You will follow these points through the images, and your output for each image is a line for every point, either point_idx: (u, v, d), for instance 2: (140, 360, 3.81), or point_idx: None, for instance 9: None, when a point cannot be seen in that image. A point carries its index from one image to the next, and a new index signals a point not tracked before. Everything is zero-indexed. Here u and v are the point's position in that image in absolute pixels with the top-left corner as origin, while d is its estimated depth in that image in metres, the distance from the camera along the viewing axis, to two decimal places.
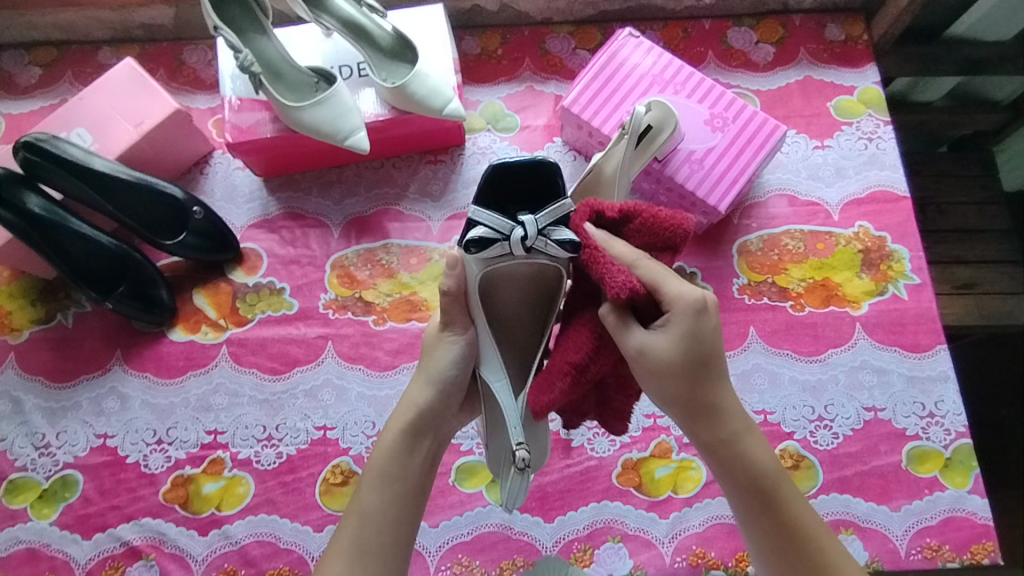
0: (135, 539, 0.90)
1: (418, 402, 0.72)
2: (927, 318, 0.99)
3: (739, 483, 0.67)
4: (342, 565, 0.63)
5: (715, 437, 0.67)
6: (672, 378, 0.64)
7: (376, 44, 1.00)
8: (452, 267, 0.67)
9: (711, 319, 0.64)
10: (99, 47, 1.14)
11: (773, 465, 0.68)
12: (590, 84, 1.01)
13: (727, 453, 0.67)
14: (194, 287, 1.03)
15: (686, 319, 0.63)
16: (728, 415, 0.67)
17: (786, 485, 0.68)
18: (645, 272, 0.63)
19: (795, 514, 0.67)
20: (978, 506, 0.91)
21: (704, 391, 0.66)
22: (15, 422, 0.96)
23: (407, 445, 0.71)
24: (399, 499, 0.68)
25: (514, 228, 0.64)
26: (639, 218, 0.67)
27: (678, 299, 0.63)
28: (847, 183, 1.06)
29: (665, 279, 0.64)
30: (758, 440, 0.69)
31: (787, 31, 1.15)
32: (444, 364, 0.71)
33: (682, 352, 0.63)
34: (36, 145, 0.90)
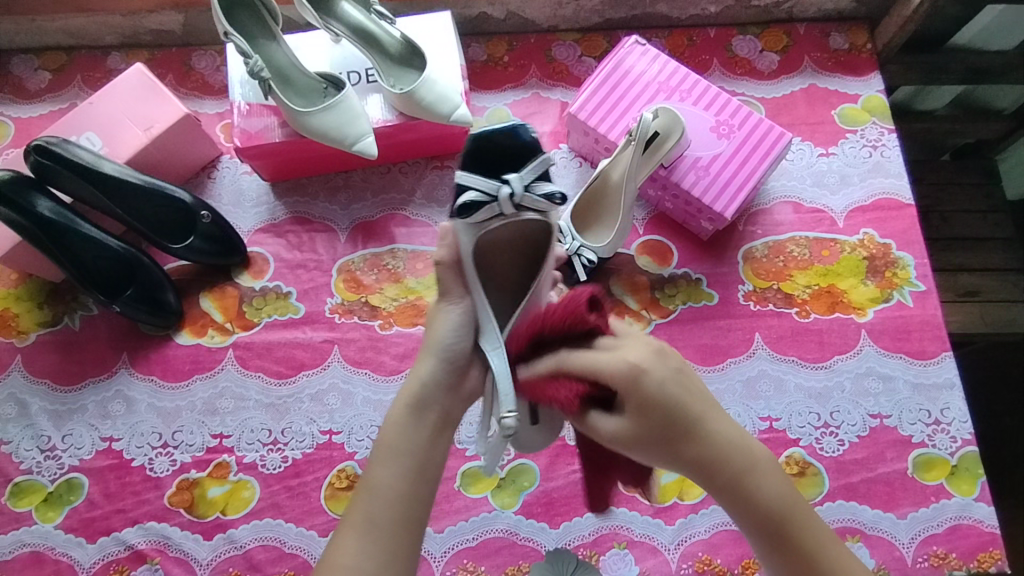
0: (140, 543, 0.90)
1: (423, 375, 0.69)
2: (932, 325, 0.99)
3: (752, 526, 0.61)
4: (354, 539, 0.59)
5: (720, 484, 0.61)
6: (648, 448, 0.61)
7: (384, 50, 1.01)
8: (444, 237, 0.70)
9: (656, 371, 0.60)
10: (108, 52, 1.15)
11: (786, 497, 0.61)
12: (596, 90, 1.02)
13: (733, 496, 0.61)
14: (200, 291, 1.03)
15: (630, 391, 0.60)
16: (723, 458, 0.60)
17: (803, 516, 0.61)
18: (574, 363, 0.62)
19: (818, 544, 0.60)
20: (985, 513, 0.90)
21: (685, 450, 0.60)
22: (21, 425, 0.96)
23: (414, 418, 0.67)
24: (413, 472, 0.64)
25: (502, 188, 0.66)
26: (543, 327, 0.66)
27: (616, 373, 0.60)
28: (852, 190, 1.07)
29: (602, 358, 0.62)
30: (766, 473, 0.61)
31: (792, 39, 1.16)
32: (445, 334, 0.70)
33: (643, 428, 0.60)
34: (47, 149, 0.91)
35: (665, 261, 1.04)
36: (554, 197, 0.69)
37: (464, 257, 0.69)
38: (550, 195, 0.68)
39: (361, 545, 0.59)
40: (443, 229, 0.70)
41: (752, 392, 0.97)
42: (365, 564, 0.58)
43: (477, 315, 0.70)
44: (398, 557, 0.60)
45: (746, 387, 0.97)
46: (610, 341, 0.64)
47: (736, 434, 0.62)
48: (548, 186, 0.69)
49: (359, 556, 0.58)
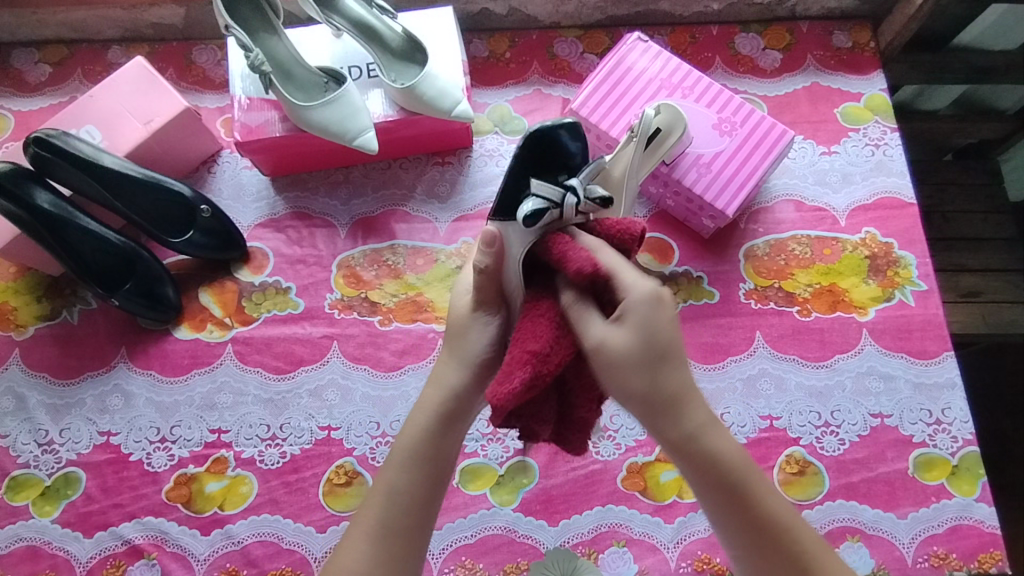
0: (137, 538, 0.90)
1: (451, 385, 0.64)
2: (933, 324, 0.99)
3: (705, 479, 0.59)
4: (365, 543, 0.59)
5: (680, 432, 0.59)
6: (634, 372, 0.57)
7: (386, 45, 1.00)
8: (491, 243, 0.62)
9: (663, 307, 0.60)
10: (109, 45, 1.15)
11: (738, 454, 0.60)
12: (598, 87, 1.01)
13: (688, 444, 0.59)
14: (200, 285, 1.03)
15: (639, 308, 0.58)
16: (691, 407, 0.59)
17: (756, 477, 0.60)
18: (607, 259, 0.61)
19: (765, 507, 0.60)
20: (986, 514, 0.90)
21: (665, 378, 0.58)
22: (19, 419, 0.96)
23: (443, 428, 0.64)
24: (427, 479, 0.62)
25: (567, 196, 0.64)
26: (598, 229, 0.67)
27: (626, 283, 0.60)
28: (855, 189, 1.06)
29: (622, 268, 0.61)
30: (723, 428, 0.60)
31: (795, 37, 1.16)
32: (478, 344, 0.65)
33: (637, 344, 0.58)
34: (47, 141, 0.91)
35: (667, 258, 1.04)
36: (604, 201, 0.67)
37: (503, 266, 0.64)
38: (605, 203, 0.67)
39: (369, 548, 0.59)
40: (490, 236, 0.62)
41: (752, 391, 0.96)
42: (372, 569, 0.59)
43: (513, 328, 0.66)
44: (405, 562, 0.60)
45: (746, 385, 0.96)
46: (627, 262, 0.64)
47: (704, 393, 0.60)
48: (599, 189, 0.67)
49: (369, 560, 0.59)
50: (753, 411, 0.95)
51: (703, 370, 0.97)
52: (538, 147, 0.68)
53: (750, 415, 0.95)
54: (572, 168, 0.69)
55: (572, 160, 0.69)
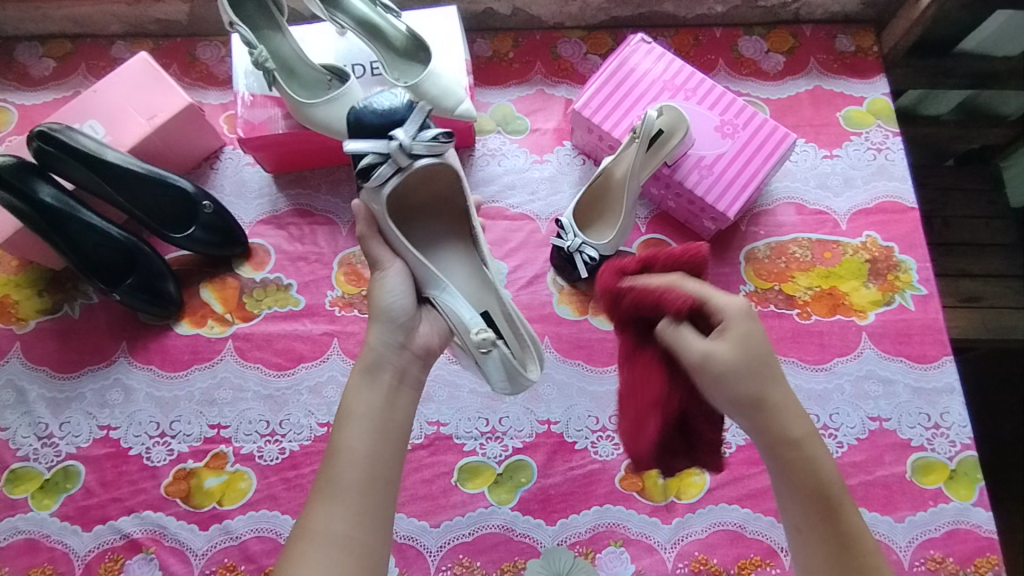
0: (135, 532, 0.90)
1: (371, 343, 0.71)
2: (933, 329, 0.99)
3: (800, 489, 0.63)
4: (325, 505, 0.60)
5: (783, 433, 0.63)
6: (740, 381, 0.62)
7: (389, 43, 1.00)
8: (360, 211, 0.75)
9: (757, 328, 0.65)
10: (113, 41, 1.15)
11: (837, 471, 0.64)
12: (601, 88, 1.01)
13: (791, 451, 0.63)
14: (201, 281, 1.03)
15: (740, 323, 0.64)
16: (796, 418, 0.64)
17: (846, 497, 0.63)
18: (691, 286, 0.66)
19: (853, 524, 0.62)
20: (983, 518, 0.90)
21: (770, 392, 0.63)
22: (19, 412, 0.96)
23: (368, 380, 0.68)
24: (375, 436, 0.65)
25: (391, 141, 0.72)
26: (658, 262, 0.70)
27: (731, 303, 0.65)
28: (856, 193, 1.06)
29: (712, 292, 0.66)
30: (824, 444, 0.64)
31: (798, 40, 1.16)
32: (387, 297, 0.72)
33: (745, 355, 0.63)
34: (50, 135, 0.91)
35: None
36: (441, 136, 0.74)
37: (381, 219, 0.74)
38: (438, 137, 0.73)
39: (331, 508, 0.60)
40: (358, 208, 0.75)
41: None
42: (335, 524, 0.59)
43: (416, 269, 0.74)
44: (371, 515, 0.61)
45: None
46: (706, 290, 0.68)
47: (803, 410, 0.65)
48: (432, 129, 0.74)
49: (331, 517, 0.60)
50: None
51: None
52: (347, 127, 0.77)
53: None
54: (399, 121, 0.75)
55: (388, 113, 0.76)
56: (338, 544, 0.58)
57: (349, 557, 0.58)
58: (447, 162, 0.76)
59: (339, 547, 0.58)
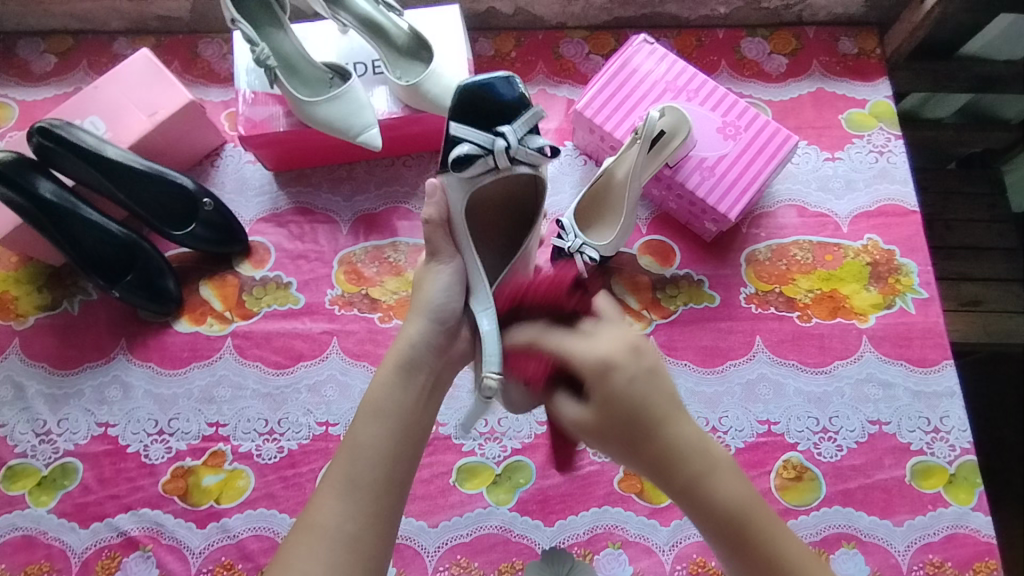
0: (133, 530, 0.90)
1: (412, 336, 0.69)
2: (934, 332, 0.99)
3: (709, 524, 0.59)
4: (335, 499, 0.60)
5: (676, 488, 0.59)
6: (613, 443, 0.60)
7: (391, 41, 1.00)
8: (432, 195, 0.71)
9: (627, 366, 0.59)
10: (114, 37, 1.15)
11: (743, 500, 0.58)
12: (603, 88, 1.01)
13: (691, 502, 0.59)
14: (200, 279, 1.03)
15: (596, 386, 0.59)
16: (691, 456, 0.58)
17: (761, 517, 0.59)
18: (550, 343, 0.64)
19: (773, 541, 0.58)
20: (982, 523, 0.90)
21: (648, 451, 0.58)
22: (17, 408, 0.96)
23: (402, 379, 0.67)
24: (400, 434, 0.64)
25: (498, 140, 0.70)
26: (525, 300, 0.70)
27: (585, 362, 0.60)
28: (857, 195, 1.06)
29: (569, 342, 0.63)
30: (730, 476, 0.59)
31: (801, 43, 1.16)
32: (437, 295, 0.70)
33: (608, 420, 0.59)
34: (51, 131, 0.91)
35: (667, 261, 1.04)
36: (545, 149, 0.72)
37: (454, 216, 0.72)
38: (542, 150, 0.72)
39: (342, 504, 0.60)
40: (433, 187, 0.72)
41: (751, 395, 0.96)
42: (346, 523, 0.59)
43: (472, 271, 0.72)
44: (379, 516, 0.60)
45: (745, 389, 0.96)
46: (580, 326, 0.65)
47: (701, 434, 0.59)
48: (539, 140, 0.73)
49: (340, 515, 0.59)
50: (752, 416, 0.95)
51: (701, 373, 0.97)
52: (471, 94, 0.74)
53: (749, 420, 0.95)
54: (511, 116, 0.74)
55: (510, 107, 0.74)
56: (342, 542, 0.58)
57: (353, 558, 0.58)
58: (540, 175, 0.74)
59: (345, 545, 0.58)
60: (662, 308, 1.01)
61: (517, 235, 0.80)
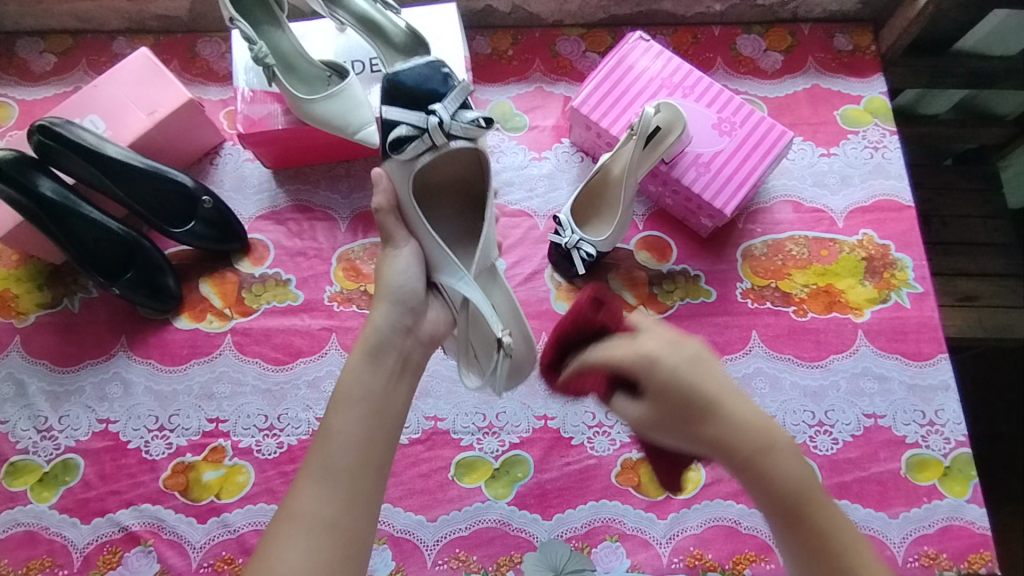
0: (134, 525, 0.90)
1: (377, 322, 0.70)
2: (929, 327, 1.00)
3: (767, 505, 0.60)
4: (311, 486, 0.60)
5: (732, 463, 0.61)
6: (667, 431, 0.64)
7: (388, 39, 0.99)
8: (378, 184, 0.74)
9: (672, 358, 0.62)
10: (113, 37, 1.16)
11: (803, 477, 0.60)
12: (599, 85, 1.02)
13: (748, 477, 0.60)
14: (200, 276, 1.03)
15: (644, 376, 0.63)
16: (743, 432, 0.60)
17: (821, 500, 0.59)
18: (596, 356, 0.67)
19: (834, 524, 0.58)
20: (977, 515, 0.91)
21: (705, 429, 0.61)
22: (18, 405, 0.96)
23: (369, 363, 0.68)
24: (371, 419, 0.65)
25: (430, 118, 0.73)
26: (569, 317, 0.73)
27: (631, 359, 0.64)
28: (852, 191, 1.07)
29: (614, 342, 0.67)
30: (788, 453, 0.60)
31: (796, 39, 1.16)
32: (397, 278, 0.73)
33: (659, 410, 0.63)
34: (50, 129, 0.92)
35: (664, 256, 1.04)
36: (479, 120, 0.75)
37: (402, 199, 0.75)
38: (477, 121, 0.74)
39: (318, 490, 0.60)
40: (378, 175, 0.75)
41: (747, 389, 0.97)
42: (322, 509, 0.59)
43: (428, 252, 0.74)
44: (358, 499, 0.60)
45: (742, 384, 0.97)
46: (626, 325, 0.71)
47: (754, 413, 0.62)
48: (472, 113, 0.75)
49: (316, 501, 0.59)
50: None
51: None
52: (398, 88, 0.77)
53: None
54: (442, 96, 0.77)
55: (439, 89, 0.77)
56: (319, 527, 0.58)
57: (331, 543, 0.57)
58: (480, 148, 0.76)
59: (323, 530, 0.58)
60: (659, 304, 1.01)
61: (472, 212, 0.83)
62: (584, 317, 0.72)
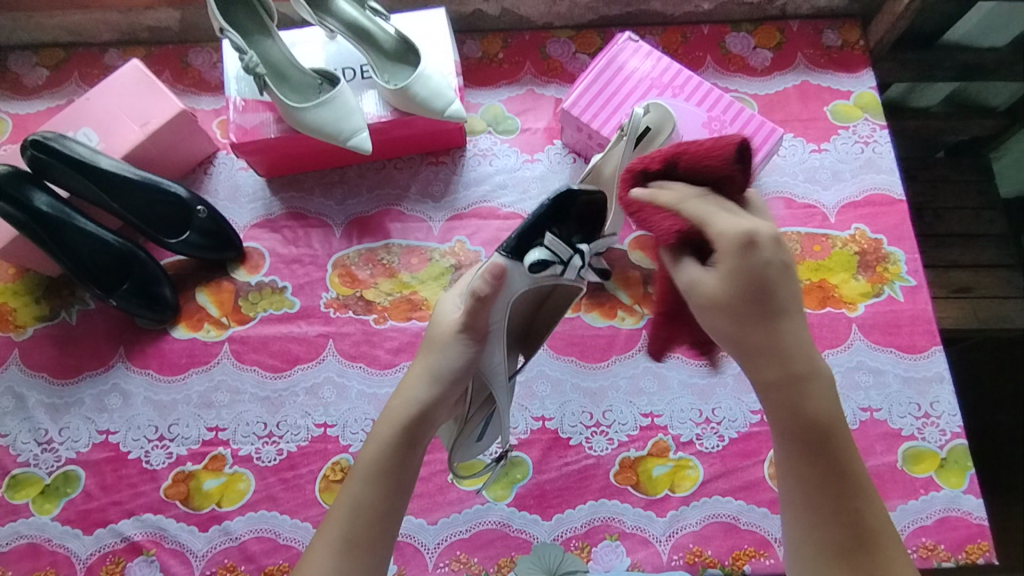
0: (135, 535, 0.91)
1: (417, 399, 0.67)
2: (923, 319, 1.00)
3: (792, 427, 0.55)
4: (330, 557, 0.59)
5: (773, 380, 0.54)
6: (725, 321, 0.53)
7: (380, 46, 1.02)
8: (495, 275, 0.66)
9: (769, 252, 0.51)
10: (105, 49, 1.16)
11: (837, 410, 0.55)
12: (589, 87, 1.02)
13: (783, 393, 0.54)
14: (196, 285, 1.04)
15: (733, 256, 0.51)
16: (798, 355, 0.53)
17: (846, 438, 0.55)
18: (692, 209, 0.54)
19: (852, 466, 0.55)
20: (973, 505, 0.91)
21: (761, 332, 0.52)
22: (18, 418, 0.97)
23: (404, 442, 0.65)
24: (393, 495, 0.63)
25: (573, 256, 0.69)
26: (683, 156, 0.58)
27: (731, 238, 0.51)
28: (844, 186, 1.07)
29: (715, 213, 0.53)
30: (831, 386, 0.54)
31: (785, 36, 1.17)
32: (447, 360, 0.69)
33: (732, 294, 0.52)
34: (44, 144, 0.92)
35: None
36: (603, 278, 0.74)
37: (509, 296, 0.69)
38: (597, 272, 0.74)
39: (333, 562, 0.59)
40: (497, 267, 0.67)
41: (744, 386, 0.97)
42: None
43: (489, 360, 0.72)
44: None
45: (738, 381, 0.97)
46: (728, 204, 0.55)
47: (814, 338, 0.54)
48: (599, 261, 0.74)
49: None
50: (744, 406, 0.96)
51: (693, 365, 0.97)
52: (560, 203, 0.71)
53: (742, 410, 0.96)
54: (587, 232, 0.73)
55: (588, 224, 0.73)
56: None
57: None
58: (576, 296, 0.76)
59: None
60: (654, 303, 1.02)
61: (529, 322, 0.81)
62: (721, 171, 0.56)
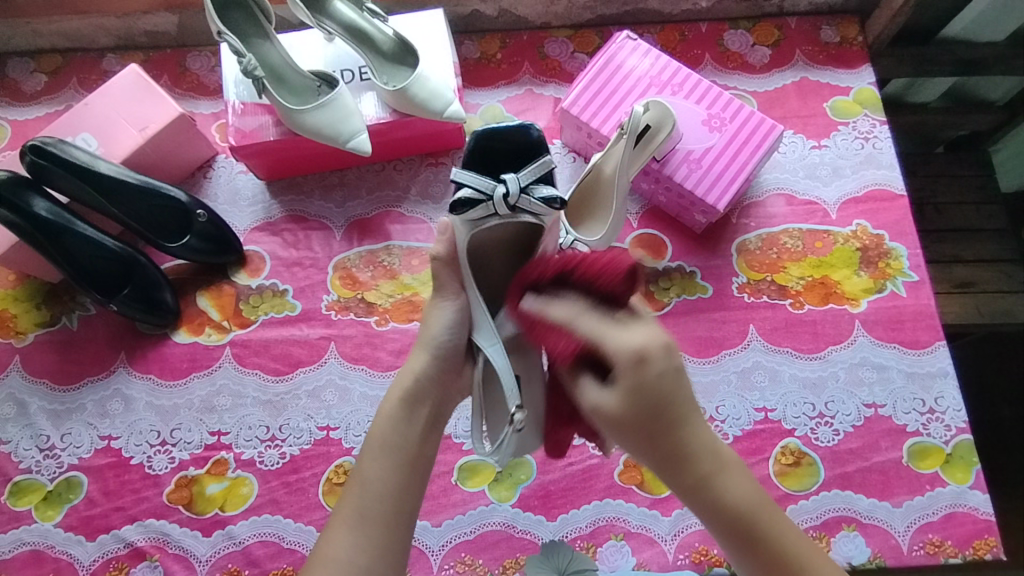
0: (139, 540, 0.90)
1: (417, 369, 0.71)
2: (926, 315, 1.00)
3: (717, 524, 0.59)
4: (344, 532, 0.61)
5: (683, 484, 0.59)
6: (630, 436, 0.58)
7: (377, 48, 1.02)
8: (443, 232, 0.72)
9: (659, 362, 0.57)
10: (103, 54, 1.16)
11: (751, 496, 0.59)
12: (589, 86, 1.02)
13: (697, 494, 0.59)
14: (197, 289, 1.04)
15: (628, 374, 0.57)
16: (701, 456, 0.59)
17: (771, 517, 0.60)
18: (584, 327, 0.60)
19: (780, 542, 0.59)
20: (979, 501, 0.91)
21: (668, 441, 0.58)
22: (20, 425, 0.97)
23: (406, 414, 0.69)
24: (402, 467, 0.65)
25: (497, 187, 0.69)
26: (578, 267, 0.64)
27: (624, 360, 0.57)
28: (845, 182, 1.07)
29: (606, 332, 0.59)
30: (738, 474, 0.60)
31: (783, 33, 1.17)
32: (440, 330, 0.72)
33: (632, 411, 0.57)
34: (42, 149, 0.92)
35: (659, 253, 1.05)
36: (552, 202, 0.70)
37: (460, 252, 0.72)
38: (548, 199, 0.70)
39: (352, 538, 0.61)
40: (443, 225, 0.72)
41: (747, 383, 0.97)
42: (357, 556, 0.60)
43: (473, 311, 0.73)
44: (388, 550, 0.61)
45: (741, 378, 0.97)
46: (620, 316, 0.61)
47: (712, 435, 0.60)
48: (546, 191, 0.71)
49: (351, 550, 0.60)
50: (747, 404, 0.96)
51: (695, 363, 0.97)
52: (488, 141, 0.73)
53: (746, 408, 0.96)
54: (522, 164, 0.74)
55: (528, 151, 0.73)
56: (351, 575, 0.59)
57: None
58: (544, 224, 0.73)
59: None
60: (656, 301, 1.02)
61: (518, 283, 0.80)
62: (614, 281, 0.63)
